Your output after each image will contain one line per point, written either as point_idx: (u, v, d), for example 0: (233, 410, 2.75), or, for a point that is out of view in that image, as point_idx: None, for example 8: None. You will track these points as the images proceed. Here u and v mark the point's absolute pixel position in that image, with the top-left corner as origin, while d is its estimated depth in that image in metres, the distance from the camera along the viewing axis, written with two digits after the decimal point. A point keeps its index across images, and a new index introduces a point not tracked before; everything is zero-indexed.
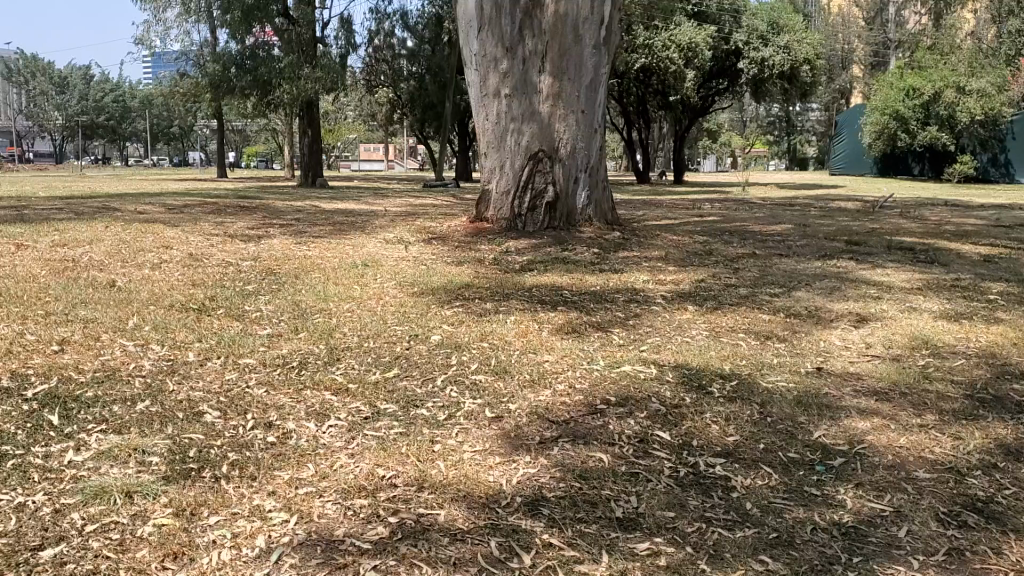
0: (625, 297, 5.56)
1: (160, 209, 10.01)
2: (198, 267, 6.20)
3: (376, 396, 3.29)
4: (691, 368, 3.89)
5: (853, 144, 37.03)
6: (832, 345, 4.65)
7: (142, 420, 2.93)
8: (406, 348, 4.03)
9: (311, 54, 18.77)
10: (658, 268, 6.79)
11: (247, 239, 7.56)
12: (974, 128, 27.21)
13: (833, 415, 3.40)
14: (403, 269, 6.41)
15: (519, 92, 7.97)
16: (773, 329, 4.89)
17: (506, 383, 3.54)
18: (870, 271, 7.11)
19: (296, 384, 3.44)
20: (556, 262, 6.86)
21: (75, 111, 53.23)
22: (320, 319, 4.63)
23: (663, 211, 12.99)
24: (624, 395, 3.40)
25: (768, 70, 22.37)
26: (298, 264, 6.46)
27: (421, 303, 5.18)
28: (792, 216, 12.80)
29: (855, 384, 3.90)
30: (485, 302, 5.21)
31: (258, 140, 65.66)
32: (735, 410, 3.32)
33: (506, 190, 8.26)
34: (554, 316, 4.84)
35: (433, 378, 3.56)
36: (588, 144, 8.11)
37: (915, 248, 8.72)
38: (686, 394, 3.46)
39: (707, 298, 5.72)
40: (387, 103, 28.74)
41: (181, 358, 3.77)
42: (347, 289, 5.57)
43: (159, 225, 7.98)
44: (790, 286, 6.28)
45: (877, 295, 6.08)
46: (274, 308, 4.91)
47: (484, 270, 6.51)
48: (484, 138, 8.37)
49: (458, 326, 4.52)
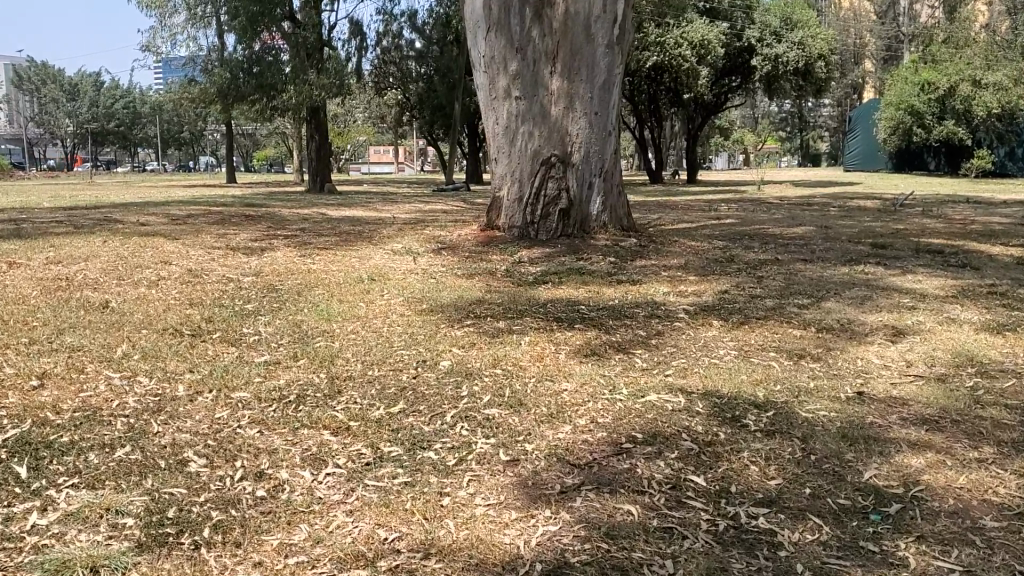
0: (646, 312, 5.27)
1: (163, 220, 9.78)
2: (196, 284, 5.93)
3: (379, 437, 2.99)
4: (722, 396, 3.58)
5: (867, 140, 36.50)
6: (870, 365, 4.33)
7: (118, 471, 2.64)
8: (412, 377, 3.73)
9: (317, 58, 18.53)
10: (678, 278, 6.48)
11: (249, 251, 7.29)
12: (990, 122, 26.63)
13: (883, 450, 3.09)
14: (412, 284, 6.12)
15: (529, 94, 7.69)
16: (806, 347, 4.58)
17: (521, 418, 3.23)
18: (901, 278, 6.79)
19: (292, 423, 3.15)
20: (571, 273, 6.57)
21: (85, 118, 53.20)
22: (323, 344, 4.33)
23: (679, 213, 12.70)
24: (652, 431, 3.09)
25: (782, 66, 22.06)
26: (301, 279, 6.19)
27: (429, 322, 4.88)
28: (812, 217, 12.50)
29: (900, 411, 3.58)
30: (497, 321, 4.91)
31: (268, 144, 65.57)
32: (775, 447, 3.01)
33: (517, 198, 7.98)
34: (571, 335, 4.55)
35: (442, 413, 3.26)
36: (602, 147, 7.81)
37: (945, 251, 8.37)
38: (719, 429, 3.15)
39: (733, 312, 5.40)
40: (395, 105, 28.48)
41: (170, 392, 3.48)
42: (351, 307, 5.29)
43: (159, 239, 7.71)
44: (819, 296, 5.97)
45: (913, 304, 5.76)
46: (273, 330, 4.63)
47: (496, 283, 6.22)
48: (494, 144, 8.08)
49: (469, 350, 4.22)
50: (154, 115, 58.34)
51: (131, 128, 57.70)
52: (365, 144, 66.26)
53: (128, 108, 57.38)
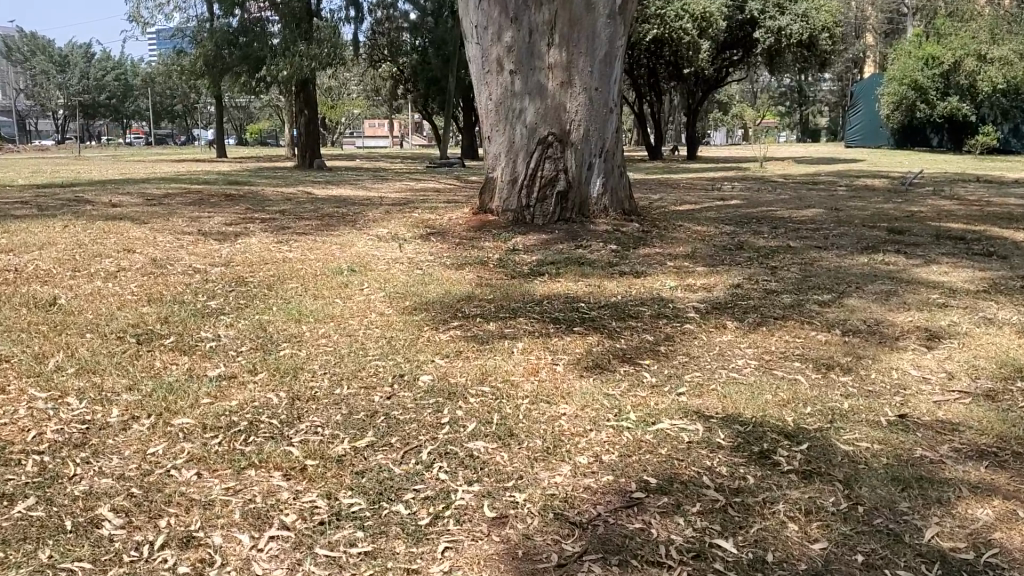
0: (654, 311, 4.76)
1: (138, 200, 9.26)
2: (159, 277, 5.41)
3: (338, 484, 2.49)
4: (745, 423, 3.07)
5: (869, 115, 35.82)
6: (907, 379, 3.82)
7: (11, 537, 2.13)
8: (385, 397, 3.22)
9: (306, 28, 17.67)
10: (685, 270, 5.96)
11: (222, 237, 6.75)
12: (995, 98, 25.96)
13: (941, 497, 2.58)
14: (396, 276, 5.59)
15: (525, 67, 7.14)
16: (833, 355, 4.07)
17: (511, 455, 2.72)
18: (926, 269, 6.27)
19: (238, 464, 2.64)
20: (570, 263, 6.04)
21: (75, 90, 52.47)
22: (288, 353, 3.82)
23: (680, 194, 12.19)
24: (667, 475, 2.58)
25: (786, 39, 21.30)
26: (273, 270, 5.67)
27: (411, 324, 4.35)
28: (819, 197, 11.98)
29: (952, 441, 3.07)
30: (487, 322, 4.40)
31: (262, 116, 64.89)
32: (816, 496, 2.50)
33: (512, 179, 7.43)
34: (569, 342, 4.03)
35: (418, 448, 2.74)
36: (603, 124, 7.27)
37: (967, 238, 7.86)
38: (747, 470, 2.63)
39: (747, 310, 4.89)
40: (389, 77, 27.78)
41: (101, 419, 2.97)
42: (325, 305, 4.77)
43: (126, 223, 7.17)
44: (839, 291, 5.45)
45: (943, 302, 5.26)
46: (235, 336, 4.12)
47: (488, 274, 5.72)
48: (488, 121, 7.55)
49: (454, 360, 3.71)
50: (147, 88, 57.55)
51: (123, 100, 56.99)
52: (361, 117, 65.54)
53: (120, 80, 56.61)
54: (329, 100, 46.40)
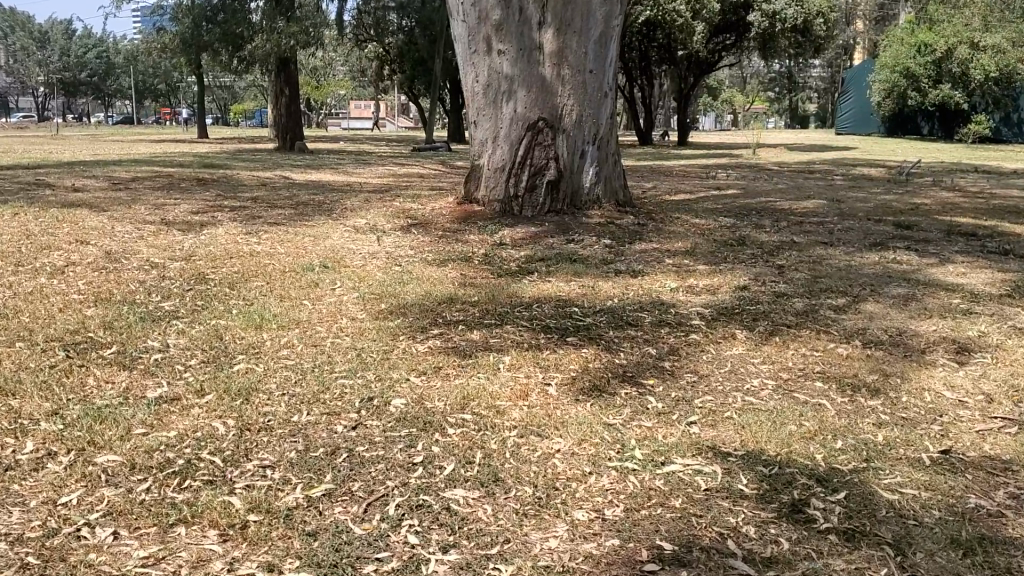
0: (656, 318, 4.32)
1: (103, 184, 8.77)
2: (112, 273, 4.93)
3: (282, 553, 2.03)
4: (769, 463, 2.64)
5: (860, 102, 35.40)
6: (941, 403, 3.38)
7: None
8: (348, 428, 2.76)
9: (288, 5, 17.03)
10: (685, 269, 5.53)
11: (186, 228, 6.26)
12: (988, 87, 25.64)
13: (1013, 567, 2.15)
14: (373, 274, 5.12)
15: (514, 46, 6.65)
16: (858, 373, 3.63)
17: (495, 507, 2.28)
18: (942, 270, 5.86)
19: (164, 521, 2.18)
20: (561, 260, 5.59)
21: (56, 67, 51.48)
22: (241, 369, 3.34)
23: (674, 181, 11.72)
24: (683, 539, 2.14)
25: (781, 24, 20.81)
26: (238, 266, 5.20)
27: (386, 333, 3.90)
28: (817, 187, 11.58)
29: (1008, 484, 2.64)
30: (470, 330, 3.95)
31: (247, 96, 63.84)
32: (863, 568, 2.07)
33: (499, 167, 6.94)
34: (562, 356, 3.58)
35: (384, 498, 2.29)
36: (597, 109, 6.81)
37: (979, 233, 7.46)
38: (778, 532, 2.20)
39: (757, 316, 4.46)
40: (375, 59, 27.12)
41: (9, 457, 2.50)
42: (291, 308, 4.30)
43: (84, 210, 6.66)
44: (855, 295, 5.02)
45: (967, 308, 4.84)
46: (186, 346, 3.66)
47: (473, 272, 5.28)
48: (474, 105, 7.06)
49: (432, 379, 3.26)
50: (129, 67, 56.34)
51: (104, 79, 55.76)
52: (348, 99, 64.57)
53: (101, 58, 55.32)
54: (314, 80, 45.61)
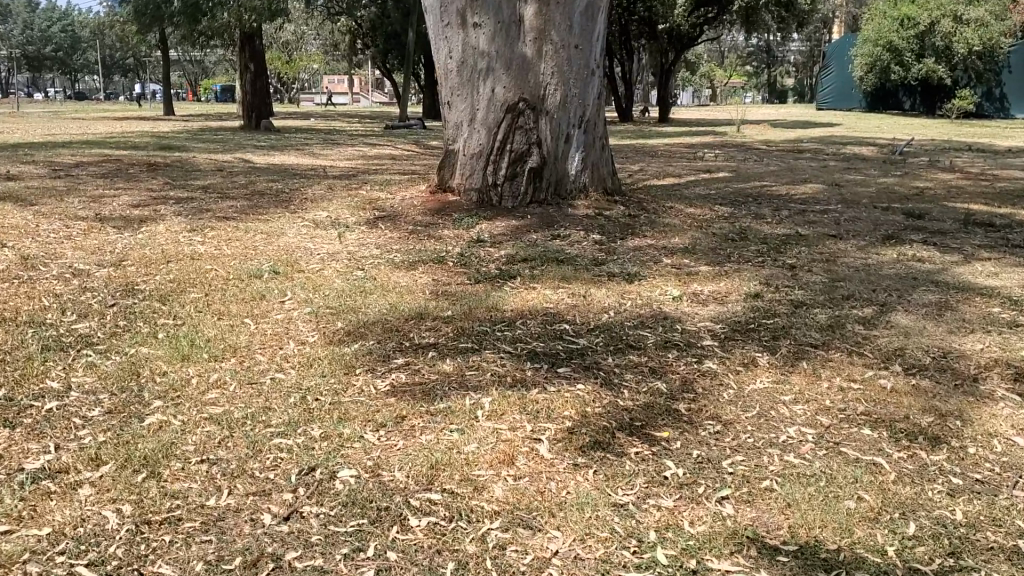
0: (660, 337, 3.68)
1: (41, 170, 7.95)
2: (24, 284, 4.20)
3: None
4: (831, 565, 2.02)
5: (840, 75, 34.73)
6: (1016, 455, 2.75)
7: None
8: (276, 523, 2.09)
9: None
10: (687, 271, 4.90)
11: (124, 224, 5.54)
12: (972, 60, 24.94)
13: None
14: (330, 282, 4.44)
15: (492, 18, 5.95)
16: (910, 414, 3.00)
17: None
18: (971, 269, 5.26)
19: None
20: (549, 261, 4.95)
21: (20, 41, 49.93)
22: (155, 423, 2.66)
23: (659, 163, 11.09)
24: None
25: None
26: (175, 273, 4.50)
27: (340, 364, 3.23)
28: (810, 169, 10.98)
29: None
30: (443, 359, 3.29)
31: (217, 72, 62.28)
32: None
33: (475, 153, 6.26)
34: (553, 398, 2.93)
35: None
36: (583, 89, 6.14)
37: (997, 223, 6.87)
38: None
39: (775, 332, 3.84)
40: (347, 31, 26.16)
41: None
42: (229, 330, 3.62)
43: (8, 204, 5.90)
44: (882, 303, 4.41)
45: (1012, 317, 4.25)
46: (93, 387, 2.97)
47: (446, 277, 4.62)
48: (447, 83, 6.36)
49: (393, 437, 2.59)
50: (95, 40, 54.60)
51: (71, 53, 54.01)
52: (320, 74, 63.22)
53: (66, 32, 53.66)
54: (284, 55, 44.40)
